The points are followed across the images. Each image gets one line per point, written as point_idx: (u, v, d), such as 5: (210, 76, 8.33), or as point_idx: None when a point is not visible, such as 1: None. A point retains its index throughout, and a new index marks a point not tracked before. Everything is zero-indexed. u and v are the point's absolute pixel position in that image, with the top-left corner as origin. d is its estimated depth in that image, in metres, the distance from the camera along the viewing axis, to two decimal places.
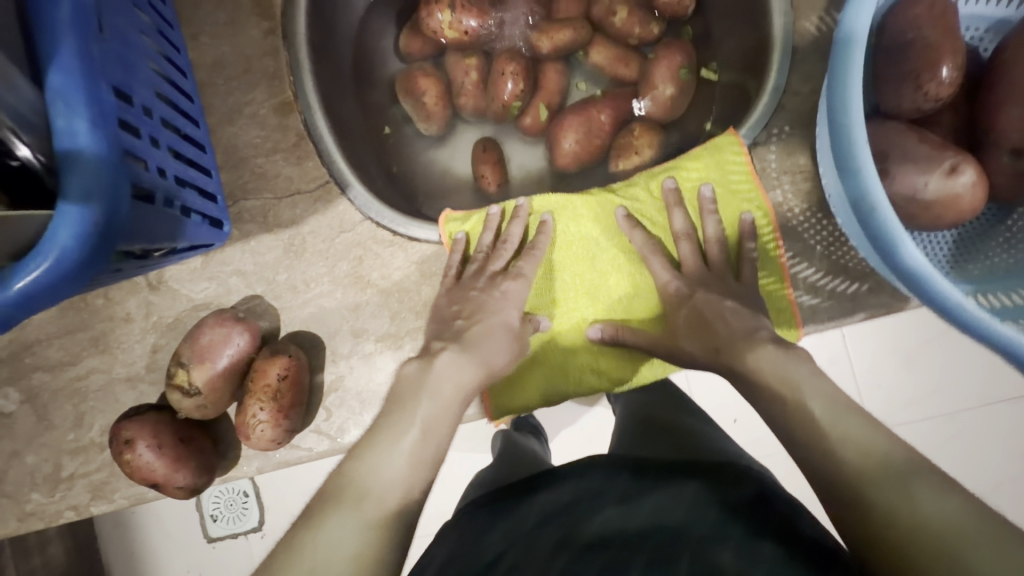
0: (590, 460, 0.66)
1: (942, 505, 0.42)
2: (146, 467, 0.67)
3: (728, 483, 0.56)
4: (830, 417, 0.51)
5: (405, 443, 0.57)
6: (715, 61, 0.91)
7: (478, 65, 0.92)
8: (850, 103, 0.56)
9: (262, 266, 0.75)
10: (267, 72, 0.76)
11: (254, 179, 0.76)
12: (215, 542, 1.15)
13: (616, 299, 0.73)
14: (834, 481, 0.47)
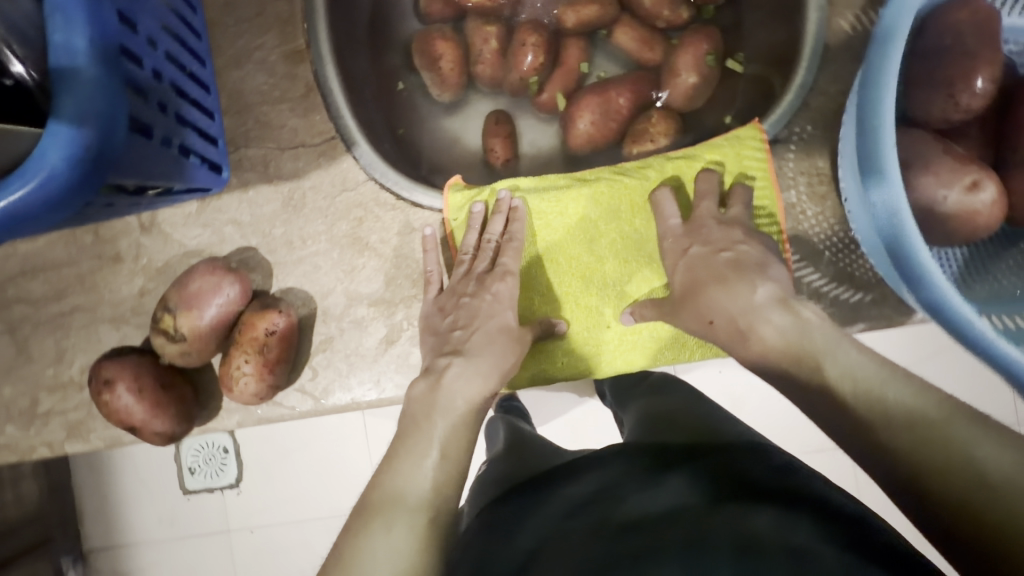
0: (610, 452, 0.65)
1: (991, 448, 0.43)
2: (124, 410, 0.66)
3: (751, 462, 0.55)
4: (861, 387, 0.51)
5: (427, 464, 0.59)
6: (742, 53, 0.88)
7: (499, 34, 0.89)
8: (883, 100, 0.54)
9: (259, 218, 0.73)
10: (279, 18, 0.73)
11: (258, 127, 0.73)
12: (191, 493, 1.14)
13: (618, 286, 0.72)
14: (879, 449, 0.47)
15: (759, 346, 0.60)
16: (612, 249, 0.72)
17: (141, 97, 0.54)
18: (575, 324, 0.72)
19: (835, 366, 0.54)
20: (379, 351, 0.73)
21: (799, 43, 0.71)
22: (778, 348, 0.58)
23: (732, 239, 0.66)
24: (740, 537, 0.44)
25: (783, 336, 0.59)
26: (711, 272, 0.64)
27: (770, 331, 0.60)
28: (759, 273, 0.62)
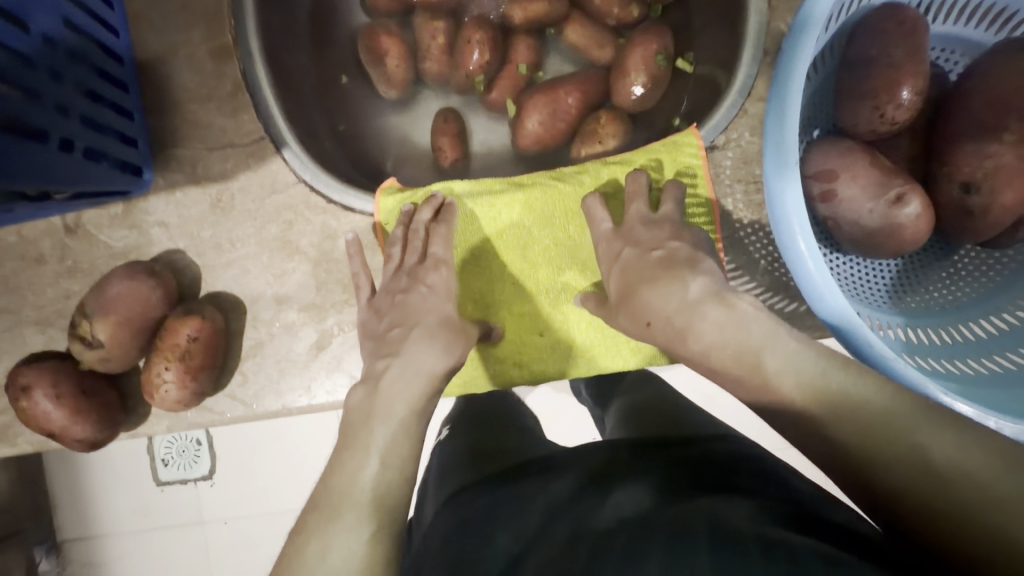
0: (582, 453, 0.68)
1: (940, 439, 0.44)
2: (43, 416, 0.65)
3: (725, 471, 0.56)
4: (804, 379, 0.50)
5: (364, 471, 0.55)
6: (692, 53, 0.86)
7: (445, 29, 0.87)
8: (789, 85, 0.53)
9: (186, 220, 0.71)
10: (206, 13, 0.70)
11: (184, 126, 0.71)
12: (164, 485, 1.13)
13: (553, 294, 0.71)
14: (833, 450, 0.47)
15: (698, 341, 0.56)
16: (546, 255, 0.71)
17: (30, 99, 0.56)
18: (509, 330, 0.71)
19: (775, 358, 0.52)
20: (310, 357, 0.71)
21: (739, 46, 0.69)
22: (713, 344, 0.55)
23: (660, 238, 0.62)
24: (716, 528, 0.44)
25: (720, 332, 0.55)
26: (643, 274, 0.60)
27: (703, 320, 0.55)
28: (691, 269, 0.58)
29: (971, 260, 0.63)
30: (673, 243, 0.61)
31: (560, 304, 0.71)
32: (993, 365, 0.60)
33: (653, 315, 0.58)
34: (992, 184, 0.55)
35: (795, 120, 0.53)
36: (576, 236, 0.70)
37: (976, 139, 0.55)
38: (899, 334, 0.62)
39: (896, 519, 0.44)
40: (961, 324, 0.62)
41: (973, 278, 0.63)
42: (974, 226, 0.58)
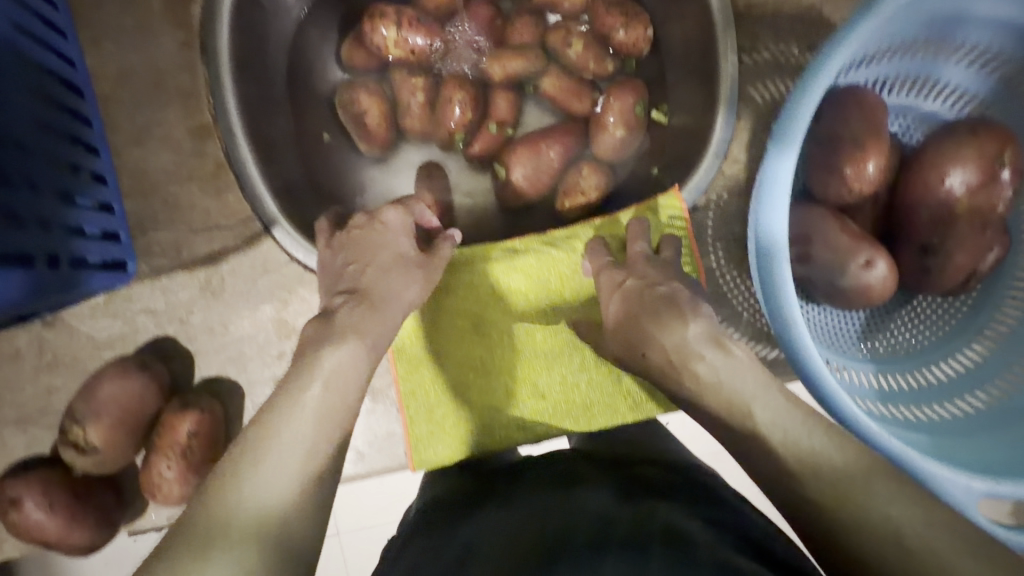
0: (546, 466, 0.66)
1: (902, 506, 0.45)
2: (35, 527, 0.62)
3: (682, 491, 0.58)
4: (790, 439, 0.51)
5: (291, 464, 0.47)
6: (666, 104, 0.90)
7: (426, 85, 0.87)
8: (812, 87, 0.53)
9: (174, 305, 0.70)
10: (181, 90, 0.69)
11: (165, 210, 0.69)
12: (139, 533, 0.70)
13: (550, 357, 0.73)
14: (802, 499, 0.48)
15: (694, 382, 0.58)
16: (542, 318, 0.74)
17: (11, 223, 0.54)
18: (511, 392, 0.73)
19: (764, 412, 0.54)
20: None
21: (710, 110, 0.74)
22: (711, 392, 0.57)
23: (666, 275, 0.65)
24: (666, 540, 0.47)
25: (715, 374, 0.57)
26: (646, 307, 0.62)
27: (700, 361, 0.58)
28: (694, 311, 0.61)
29: (932, 306, 0.69)
30: (666, 286, 0.64)
31: (560, 364, 0.73)
32: (955, 408, 0.66)
33: (650, 347, 0.60)
34: (947, 246, 0.61)
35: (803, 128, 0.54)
36: (572, 298, 0.73)
37: (933, 205, 0.60)
38: (872, 382, 0.68)
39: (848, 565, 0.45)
40: (925, 368, 0.69)
41: (934, 322, 0.70)
42: (934, 281, 0.63)
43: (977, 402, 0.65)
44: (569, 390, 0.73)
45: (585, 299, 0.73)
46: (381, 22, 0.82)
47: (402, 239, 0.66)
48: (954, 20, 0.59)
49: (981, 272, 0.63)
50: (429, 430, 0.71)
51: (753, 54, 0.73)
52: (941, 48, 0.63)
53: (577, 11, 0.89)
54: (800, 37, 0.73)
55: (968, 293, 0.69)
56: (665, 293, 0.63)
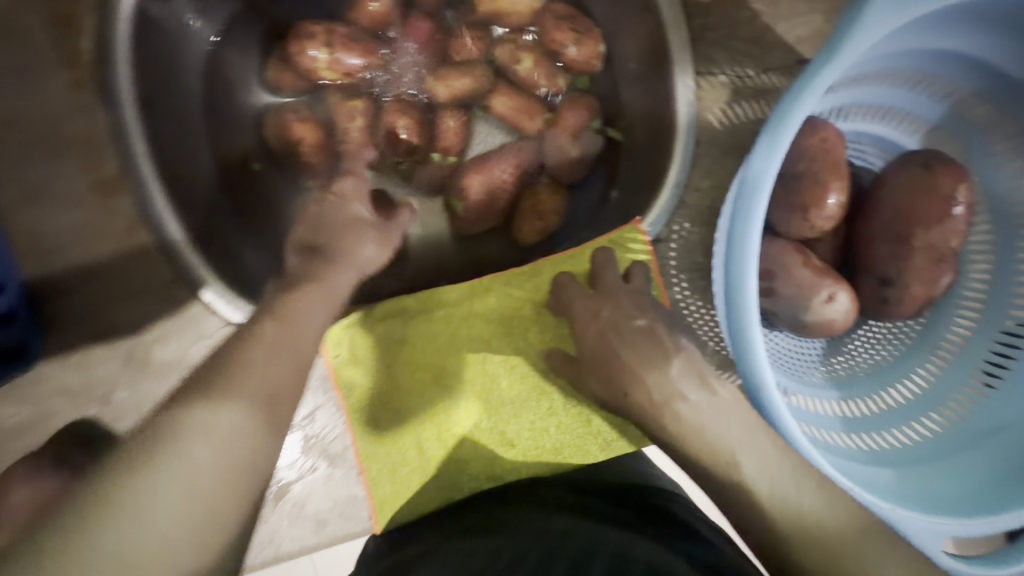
0: (529, 516, 0.62)
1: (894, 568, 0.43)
2: None
3: (664, 533, 0.58)
4: (779, 494, 0.47)
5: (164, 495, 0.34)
6: (623, 121, 0.84)
7: (366, 111, 0.80)
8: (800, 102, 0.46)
9: (93, 382, 0.62)
10: (78, 139, 0.60)
11: (73, 276, 0.61)
12: None
13: (513, 405, 0.70)
14: (790, 556, 0.45)
15: (676, 423, 0.53)
16: (506, 365, 0.69)
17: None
18: (479, 443, 0.69)
19: (753, 455, 0.50)
20: (268, 505, 0.67)
21: (668, 132, 0.71)
22: (697, 436, 0.52)
23: (641, 307, 0.62)
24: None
25: (697, 417, 0.53)
26: (623, 339, 0.59)
27: (681, 402, 0.54)
28: (674, 345, 0.58)
29: (886, 329, 0.70)
30: (640, 319, 0.60)
31: (529, 410, 0.70)
32: (916, 433, 0.65)
33: (631, 384, 0.56)
34: (904, 278, 0.61)
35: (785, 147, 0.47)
36: (535, 340, 0.70)
37: (890, 238, 0.60)
38: (834, 409, 0.68)
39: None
40: (883, 391, 0.69)
41: (889, 344, 0.70)
42: (891, 311, 0.64)
43: (935, 425, 0.65)
44: (538, 436, 0.70)
45: (550, 341, 0.70)
46: (310, 43, 0.74)
47: (358, 205, 0.62)
48: (910, 51, 0.59)
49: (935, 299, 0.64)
50: (393, 485, 0.68)
51: (709, 78, 0.71)
52: (895, 77, 0.62)
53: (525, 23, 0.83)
54: (754, 59, 0.71)
55: (913, 321, 0.69)
56: (644, 329, 0.59)
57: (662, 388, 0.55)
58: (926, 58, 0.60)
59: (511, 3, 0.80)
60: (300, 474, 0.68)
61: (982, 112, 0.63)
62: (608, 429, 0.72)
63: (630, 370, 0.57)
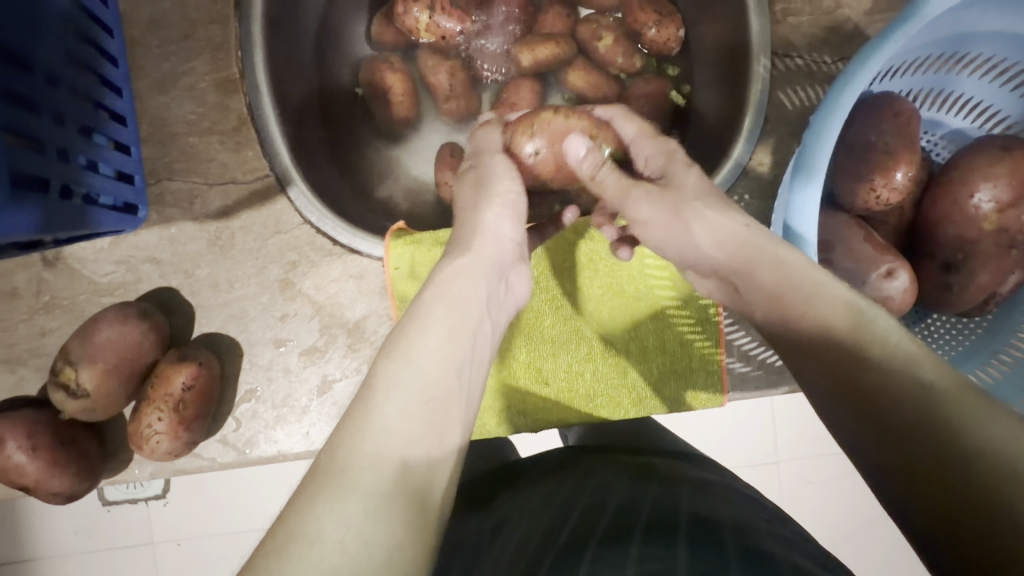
0: (566, 474, 0.62)
1: (1002, 426, 0.39)
2: (16, 469, 0.61)
3: (731, 498, 0.55)
4: (877, 340, 0.44)
5: (449, 325, 0.50)
6: (688, 87, 0.85)
7: (462, 75, 0.85)
8: (869, 63, 0.52)
9: (180, 257, 0.68)
10: (211, 42, 0.68)
11: (182, 159, 0.68)
12: (111, 505, 0.94)
13: (555, 345, 0.73)
14: (886, 397, 0.42)
15: (799, 294, 0.48)
16: (550, 305, 0.73)
17: (30, 147, 0.52)
18: (516, 376, 0.72)
19: (878, 331, 0.44)
20: (311, 401, 0.70)
21: (744, 99, 0.73)
22: (835, 311, 0.46)
23: None
24: (699, 530, 0.46)
25: (790, 274, 0.49)
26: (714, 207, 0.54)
27: (769, 268, 0.50)
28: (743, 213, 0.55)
29: (947, 324, 0.70)
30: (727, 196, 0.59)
31: (571, 355, 0.73)
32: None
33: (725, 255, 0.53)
34: (972, 265, 0.60)
35: (849, 101, 0.52)
36: (573, 287, 0.73)
37: (960, 221, 0.60)
38: None
39: (917, 493, 0.40)
40: None
41: (954, 338, 0.70)
42: (953, 299, 0.62)
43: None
44: (574, 379, 0.72)
45: (597, 290, 0.73)
46: (415, 4, 0.80)
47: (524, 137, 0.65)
48: (989, 34, 0.60)
49: (1000, 294, 0.63)
50: None
51: (785, 60, 0.73)
52: (972, 65, 0.63)
53: (610, 5, 0.87)
54: (832, 48, 0.74)
55: (982, 315, 0.68)
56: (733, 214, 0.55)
57: (775, 267, 0.50)
58: (1001, 46, 0.61)
59: None
60: (344, 375, 0.70)
61: None
62: (643, 384, 0.73)
63: (712, 235, 0.53)
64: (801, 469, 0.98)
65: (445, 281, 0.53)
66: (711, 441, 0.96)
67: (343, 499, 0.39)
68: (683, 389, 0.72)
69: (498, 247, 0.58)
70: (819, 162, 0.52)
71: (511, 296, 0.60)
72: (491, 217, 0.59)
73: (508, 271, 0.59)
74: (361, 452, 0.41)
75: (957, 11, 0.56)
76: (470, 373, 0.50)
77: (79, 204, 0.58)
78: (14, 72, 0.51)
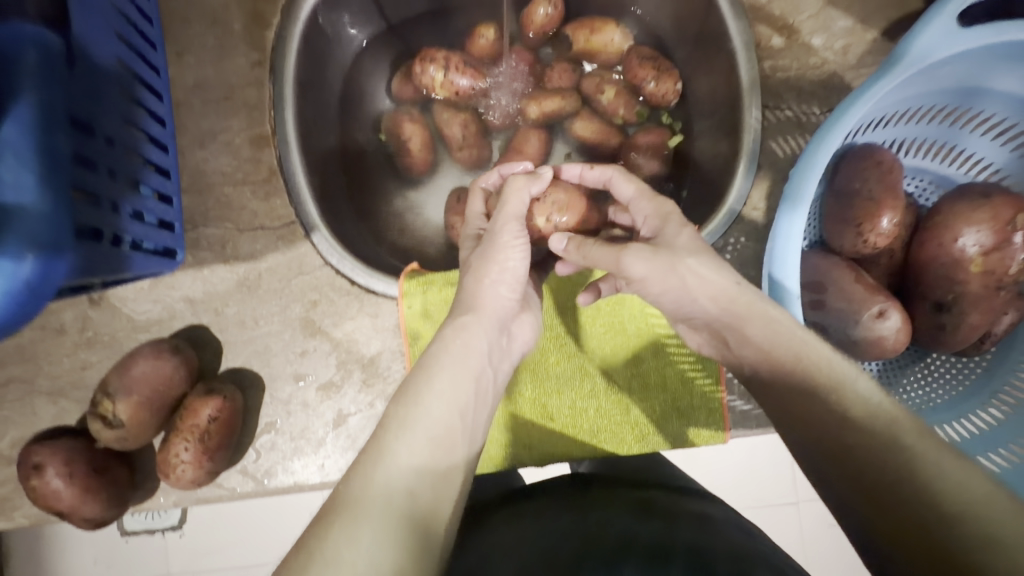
0: (565, 501, 0.64)
1: (965, 475, 0.41)
2: (53, 494, 0.65)
3: (730, 534, 0.56)
4: (848, 391, 0.47)
5: (455, 367, 0.54)
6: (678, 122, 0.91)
7: (475, 127, 0.91)
8: (854, 107, 0.57)
9: (211, 296, 0.74)
10: (247, 103, 0.75)
11: (217, 207, 0.75)
12: (129, 535, 0.97)
13: (559, 382, 0.75)
14: (857, 448, 0.45)
15: (787, 353, 0.51)
16: (555, 342, 0.76)
17: (90, 201, 0.58)
18: (522, 413, 0.75)
19: (860, 393, 0.47)
20: (326, 433, 0.73)
21: (737, 147, 0.77)
22: (819, 372, 0.49)
23: None
24: (693, 558, 0.49)
25: (772, 327, 0.52)
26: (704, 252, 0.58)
27: (753, 314, 0.54)
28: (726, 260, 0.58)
29: (947, 363, 0.71)
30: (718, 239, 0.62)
31: (575, 392, 0.75)
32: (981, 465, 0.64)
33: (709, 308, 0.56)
34: (962, 305, 0.62)
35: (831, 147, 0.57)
36: (576, 327, 0.76)
37: (947, 263, 0.62)
38: None
39: (896, 552, 0.42)
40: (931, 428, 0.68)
41: (955, 377, 0.71)
42: (947, 338, 0.64)
43: (1010, 455, 0.63)
44: (578, 415, 0.75)
45: (600, 328, 0.76)
46: (431, 64, 0.87)
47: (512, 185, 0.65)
48: (967, 87, 0.64)
49: (996, 333, 0.66)
50: None
51: (776, 111, 0.78)
52: (953, 116, 0.67)
53: (612, 61, 0.93)
54: (820, 99, 0.78)
55: (981, 354, 0.70)
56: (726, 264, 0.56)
57: (767, 324, 0.53)
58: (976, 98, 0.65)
59: (603, 44, 0.90)
60: (359, 409, 0.74)
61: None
62: (646, 421, 0.75)
63: (709, 283, 0.55)
64: (821, 510, 0.98)
65: (451, 332, 0.56)
66: (733, 482, 0.95)
67: (357, 529, 0.42)
68: (685, 426, 0.74)
69: (499, 305, 0.60)
70: (806, 192, 0.56)
71: (514, 341, 0.64)
72: (490, 283, 0.60)
73: (510, 321, 0.62)
74: (375, 487, 0.45)
75: (931, 68, 0.61)
76: (474, 415, 0.54)
77: (122, 250, 0.63)
78: (80, 136, 0.57)
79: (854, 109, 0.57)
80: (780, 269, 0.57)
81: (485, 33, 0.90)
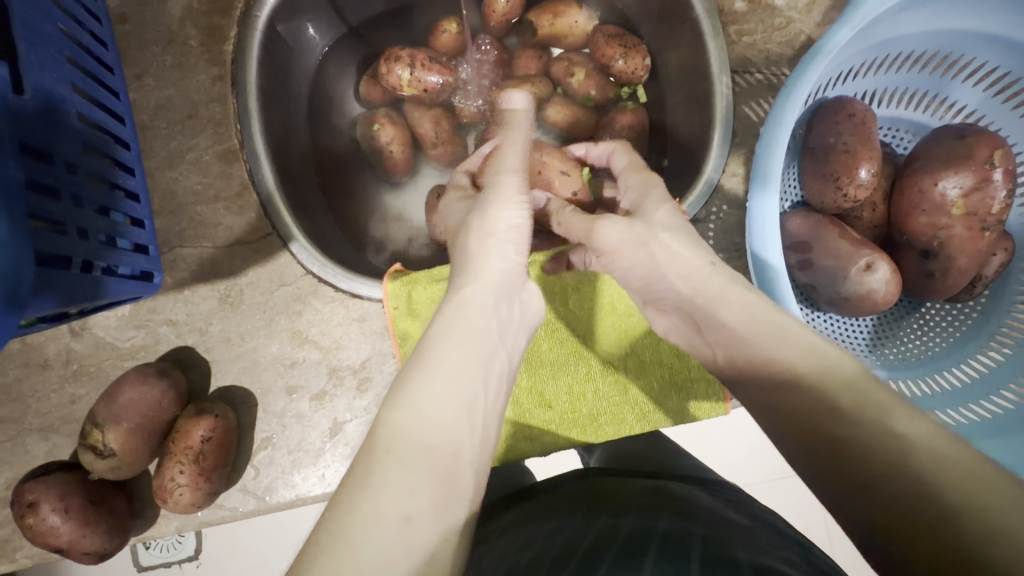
0: (578, 499, 0.63)
1: (942, 445, 0.40)
2: (50, 532, 0.64)
3: (759, 531, 0.52)
4: (821, 366, 0.45)
5: (453, 360, 0.49)
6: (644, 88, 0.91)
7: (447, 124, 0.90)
8: (813, 68, 0.56)
9: (194, 316, 0.73)
10: (213, 118, 0.74)
11: (192, 227, 0.74)
12: (146, 571, 0.96)
13: (552, 370, 0.75)
14: (836, 430, 0.43)
15: (765, 337, 0.49)
16: (547, 329, 0.75)
17: (52, 229, 0.58)
18: (519, 403, 0.74)
19: (845, 381, 0.44)
20: (323, 443, 0.72)
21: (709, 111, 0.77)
22: (797, 363, 0.46)
23: None
24: (712, 553, 0.46)
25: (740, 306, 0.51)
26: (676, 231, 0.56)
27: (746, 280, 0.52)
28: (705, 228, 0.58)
29: (940, 312, 0.71)
30: None
31: (571, 380, 0.75)
32: (985, 408, 0.64)
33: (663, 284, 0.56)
34: (948, 251, 0.62)
35: (795, 110, 0.56)
36: (563, 313, 0.75)
37: (929, 208, 0.62)
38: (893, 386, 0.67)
39: (889, 547, 0.39)
40: (931, 376, 0.68)
41: (949, 325, 0.71)
42: (937, 285, 0.64)
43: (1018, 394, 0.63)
44: (575, 400, 0.74)
45: (590, 311, 0.75)
46: (396, 63, 0.85)
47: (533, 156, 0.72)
48: (932, 30, 0.64)
49: (985, 275, 0.66)
50: None
51: (745, 75, 0.77)
52: (922, 61, 0.67)
53: (579, 43, 0.92)
54: (789, 60, 0.78)
55: (975, 299, 0.70)
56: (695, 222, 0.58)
57: (741, 304, 0.51)
58: (950, 40, 0.64)
59: (568, 27, 0.89)
60: (355, 415, 0.73)
61: (1006, 85, 0.65)
62: (645, 400, 0.74)
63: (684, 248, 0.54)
64: None
65: (453, 311, 0.53)
66: (749, 457, 0.94)
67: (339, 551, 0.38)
68: (685, 401, 0.73)
69: (503, 270, 0.57)
70: (772, 171, 0.57)
71: (524, 317, 0.58)
72: (496, 243, 0.58)
73: (517, 289, 0.57)
74: (360, 513, 0.40)
75: (893, 16, 0.60)
76: (484, 412, 0.49)
77: (94, 276, 0.62)
78: (37, 164, 0.57)
79: (813, 71, 0.56)
80: (760, 236, 0.58)
81: (448, 27, 0.89)
